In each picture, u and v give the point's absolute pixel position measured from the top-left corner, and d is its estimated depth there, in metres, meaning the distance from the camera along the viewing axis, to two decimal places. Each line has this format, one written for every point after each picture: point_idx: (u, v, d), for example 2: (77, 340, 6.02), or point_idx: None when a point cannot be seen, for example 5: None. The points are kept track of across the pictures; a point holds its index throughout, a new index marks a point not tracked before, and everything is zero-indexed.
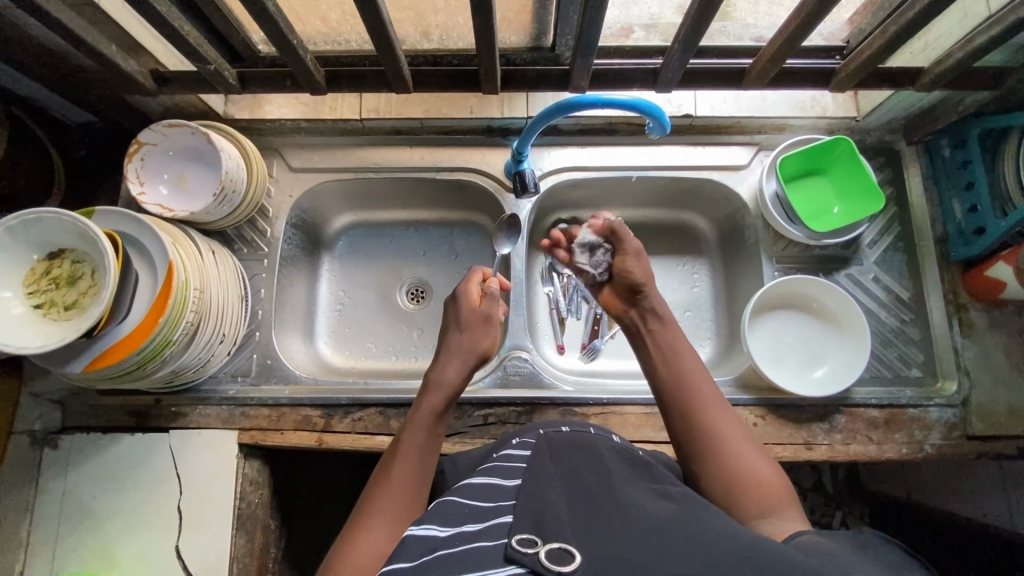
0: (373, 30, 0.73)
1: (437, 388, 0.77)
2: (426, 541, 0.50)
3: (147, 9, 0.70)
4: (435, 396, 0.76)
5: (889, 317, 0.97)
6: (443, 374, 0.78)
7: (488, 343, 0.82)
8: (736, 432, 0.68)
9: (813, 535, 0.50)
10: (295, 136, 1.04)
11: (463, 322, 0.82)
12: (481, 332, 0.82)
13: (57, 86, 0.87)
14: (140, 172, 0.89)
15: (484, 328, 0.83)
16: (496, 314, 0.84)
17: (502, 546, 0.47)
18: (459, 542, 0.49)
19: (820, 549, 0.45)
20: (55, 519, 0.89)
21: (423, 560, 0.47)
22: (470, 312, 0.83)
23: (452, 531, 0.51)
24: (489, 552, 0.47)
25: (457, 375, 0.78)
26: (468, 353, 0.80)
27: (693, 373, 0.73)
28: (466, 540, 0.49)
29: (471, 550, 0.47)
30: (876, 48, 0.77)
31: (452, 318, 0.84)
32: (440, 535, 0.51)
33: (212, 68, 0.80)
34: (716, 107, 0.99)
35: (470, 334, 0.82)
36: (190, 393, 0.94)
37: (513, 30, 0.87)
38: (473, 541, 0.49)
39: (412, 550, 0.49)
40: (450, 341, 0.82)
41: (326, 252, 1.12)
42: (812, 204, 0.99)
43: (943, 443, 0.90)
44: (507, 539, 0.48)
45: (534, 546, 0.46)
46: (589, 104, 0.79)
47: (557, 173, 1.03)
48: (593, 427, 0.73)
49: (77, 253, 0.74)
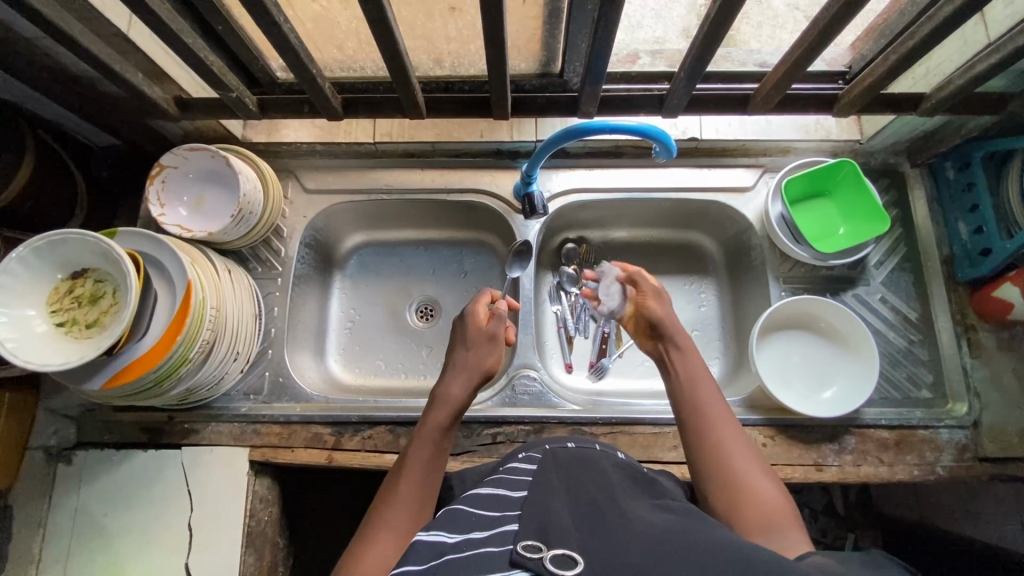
0: (390, 59, 0.76)
1: (443, 403, 0.78)
2: (435, 547, 0.51)
3: (175, 41, 0.73)
4: (441, 411, 0.77)
5: (897, 338, 0.97)
6: (448, 390, 0.79)
7: (495, 358, 0.83)
8: (744, 451, 0.70)
9: (823, 554, 0.50)
10: (310, 159, 1.07)
11: (469, 340, 0.84)
12: (486, 349, 0.83)
13: (83, 111, 0.91)
14: (161, 194, 0.91)
15: (489, 345, 0.83)
16: (501, 332, 0.84)
17: (507, 551, 0.48)
18: (466, 547, 0.50)
19: (833, 568, 0.46)
20: (67, 535, 0.90)
21: (432, 564, 0.48)
22: (477, 331, 0.84)
23: (460, 537, 0.52)
24: (495, 556, 0.47)
25: (463, 391, 0.79)
26: (473, 369, 0.81)
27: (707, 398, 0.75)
28: (473, 546, 0.50)
29: (478, 554, 0.48)
30: (879, 74, 0.79)
31: (459, 336, 0.85)
32: (447, 541, 0.51)
33: (234, 94, 0.83)
34: (721, 130, 1.01)
35: (474, 352, 0.83)
36: (203, 410, 0.95)
37: (523, 58, 0.89)
38: (479, 547, 0.49)
39: (422, 555, 0.50)
40: (457, 358, 0.83)
41: (337, 271, 1.14)
42: (818, 225, 1.00)
43: (955, 464, 0.90)
44: (514, 544, 0.48)
45: (539, 551, 0.46)
46: (598, 130, 0.81)
47: (566, 194, 1.05)
48: (599, 445, 0.74)
49: (100, 274, 0.77)
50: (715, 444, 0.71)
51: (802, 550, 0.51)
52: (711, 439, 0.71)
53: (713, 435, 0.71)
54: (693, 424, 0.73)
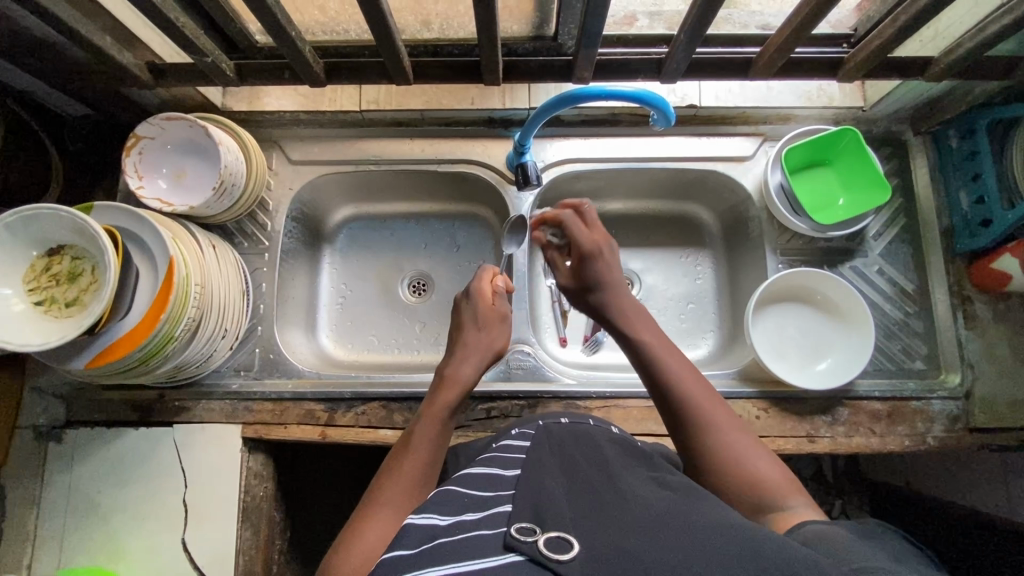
0: (374, 21, 0.72)
1: (452, 384, 0.76)
2: (428, 529, 0.50)
3: (141, 2, 0.68)
4: (449, 392, 0.75)
5: (893, 310, 0.96)
6: (459, 372, 0.78)
7: (501, 339, 0.83)
8: (732, 423, 0.65)
9: (825, 523, 0.51)
10: (294, 128, 1.03)
11: (473, 320, 0.83)
12: (498, 331, 0.83)
13: (52, 79, 0.86)
14: (138, 166, 0.88)
15: (498, 326, 0.84)
16: (507, 310, 0.86)
17: (502, 534, 0.47)
18: (460, 530, 0.49)
19: (827, 543, 0.46)
20: (61, 512, 0.90)
21: (425, 548, 0.47)
22: (488, 309, 0.84)
23: (454, 520, 0.51)
24: (490, 540, 0.47)
25: (472, 374, 0.78)
26: (485, 350, 0.81)
27: (684, 378, 0.68)
28: (467, 528, 0.49)
29: (472, 538, 0.47)
30: (886, 37, 0.75)
31: (467, 316, 0.83)
32: (440, 524, 0.51)
33: (209, 60, 0.79)
34: (721, 97, 0.98)
35: (486, 333, 0.82)
36: (194, 388, 0.94)
37: (515, 19, 0.84)
38: (474, 530, 0.49)
39: (414, 539, 0.49)
40: (465, 339, 0.81)
41: (326, 245, 1.11)
42: (817, 195, 0.97)
43: (945, 435, 0.91)
44: (507, 527, 0.48)
45: (534, 534, 0.46)
46: (593, 96, 0.78)
47: (560, 164, 1.02)
48: (594, 420, 0.73)
49: (76, 250, 0.74)
50: (701, 416, 0.65)
51: (803, 522, 0.52)
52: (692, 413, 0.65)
53: (696, 407, 0.65)
54: (669, 399, 0.67)
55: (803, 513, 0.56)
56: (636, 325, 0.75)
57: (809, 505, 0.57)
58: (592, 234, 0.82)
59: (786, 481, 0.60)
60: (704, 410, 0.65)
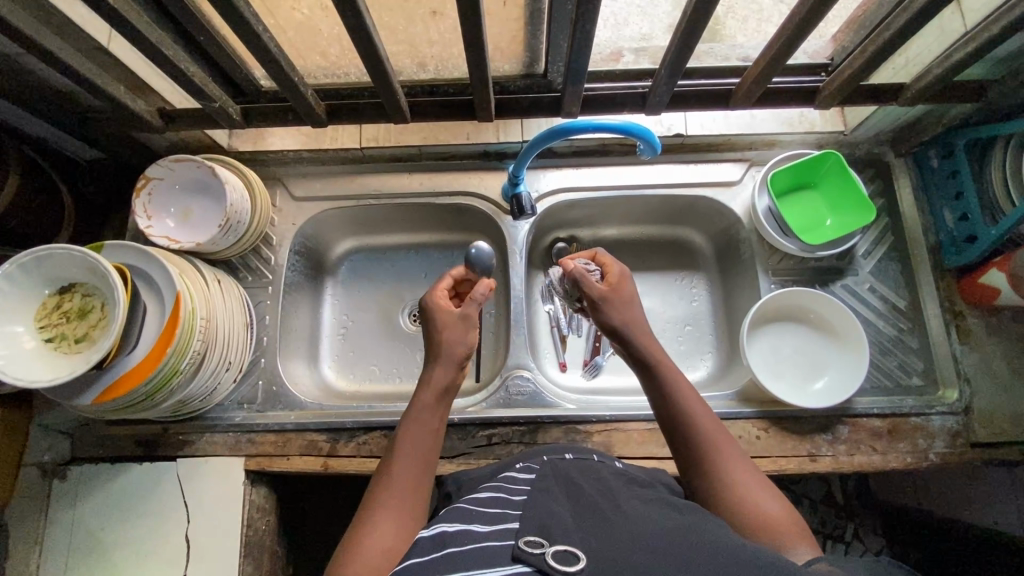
0: (371, 64, 0.76)
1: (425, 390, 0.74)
2: (436, 539, 0.52)
3: (154, 53, 0.72)
4: (426, 397, 0.73)
5: (887, 327, 0.97)
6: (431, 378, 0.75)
7: (470, 339, 0.79)
8: (733, 450, 0.66)
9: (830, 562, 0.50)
10: (297, 166, 1.07)
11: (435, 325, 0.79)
12: (460, 333, 0.78)
13: (67, 126, 0.90)
14: (148, 206, 0.91)
15: (461, 326, 0.78)
16: (474, 314, 0.80)
17: (509, 547, 0.48)
18: (466, 540, 0.50)
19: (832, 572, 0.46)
20: (65, 551, 0.90)
21: (434, 556, 0.49)
22: (445, 316, 0.79)
23: (461, 527, 0.53)
24: (497, 551, 0.47)
25: (447, 377, 0.75)
26: (452, 354, 0.76)
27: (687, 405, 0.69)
28: (474, 539, 0.50)
29: (479, 548, 0.48)
30: (858, 66, 0.79)
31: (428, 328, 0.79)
32: (447, 531, 0.53)
33: (217, 105, 0.84)
34: (705, 126, 1.02)
35: (451, 337, 0.77)
36: (197, 421, 0.95)
37: (506, 59, 0.89)
38: (482, 540, 0.50)
39: (424, 550, 0.51)
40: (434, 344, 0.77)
41: (328, 278, 1.14)
42: (805, 216, 1.00)
43: (948, 451, 0.90)
44: (515, 540, 0.49)
45: (541, 547, 0.47)
46: (581, 129, 0.81)
47: (555, 194, 1.05)
48: (598, 455, 0.74)
49: (87, 288, 0.76)
50: (703, 439, 0.66)
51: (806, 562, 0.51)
52: (693, 431, 0.67)
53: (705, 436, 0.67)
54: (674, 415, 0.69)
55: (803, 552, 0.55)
56: (647, 341, 0.75)
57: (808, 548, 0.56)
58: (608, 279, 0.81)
59: (792, 519, 0.59)
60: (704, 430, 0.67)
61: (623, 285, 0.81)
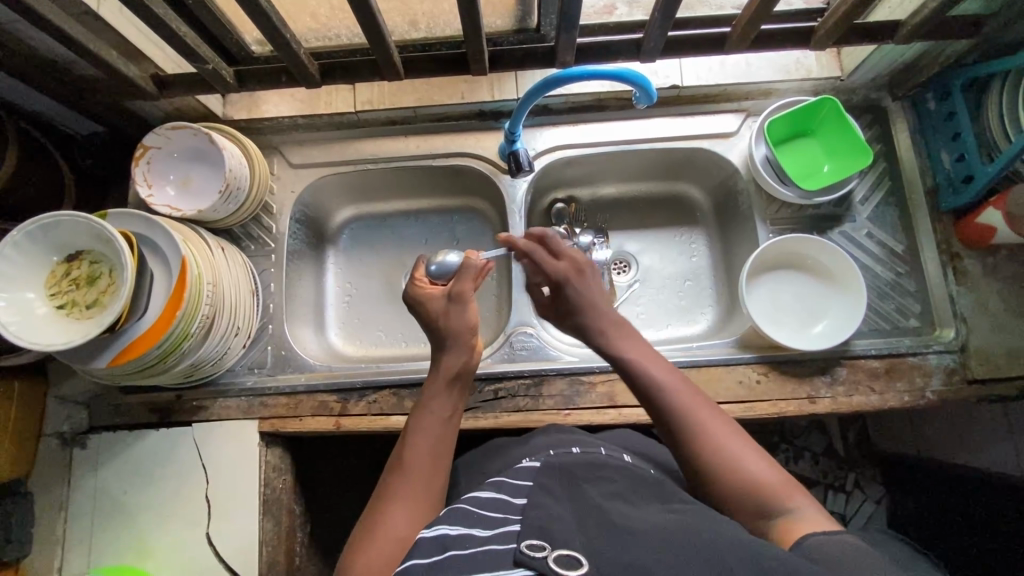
0: (362, 17, 0.75)
1: (437, 378, 0.76)
2: (439, 541, 0.52)
3: (145, 13, 0.72)
4: (438, 384, 0.75)
5: (884, 271, 0.99)
6: (444, 365, 0.76)
7: (471, 317, 0.79)
8: (714, 418, 0.64)
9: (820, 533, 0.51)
10: (293, 133, 1.07)
11: (438, 313, 0.79)
12: (461, 313, 0.78)
13: (61, 98, 0.90)
14: (148, 175, 0.92)
15: (457, 308, 0.78)
16: (467, 293, 0.79)
17: (511, 550, 0.49)
18: (469, 544, 0.51)
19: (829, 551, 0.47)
20: (89, 514, 0.93)
21: (437, 560, 0.49)
22: (437, 304, 0.79)
23: (462, 530, 0.53)
24: (500, 558, 0.48)
25: (462, 361, 0.76)
26: (462, 333, 0.77)
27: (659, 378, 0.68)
28: (477, 543, 0.51)
29: (481, 555, 0.49)
30: (852, 2, 0.78)
31: (425, 315, 0.80)
32: (449, 534, 0.53)
33: (210, 66, 0.83)
34: (702, 76, 1.01)
35: (454, 319, 0.78)
36: (209, 387, 0.97)
37: (498, 14, 0.90)
38: (484, 544, 0.51)
39: (425, 551, 0.51)
40: (446, 324, 0.78)
41: (330, 246, 1.15)
42: (802, 164, 1.01)
43: (944, 388, 0.93)
44: (518, 543, 0.49)
45: (543, 550, 0.47)
46: (575, 77, 0.81)
47: (553, 151, 1.05)
48: (604, 448, 0.76)
49: (94, 254, 0.78)
50: (682, 411, 0.65)
51: (803, 537, 0.52)
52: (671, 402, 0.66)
53: (681, 407, 0.65)
54: (658, 406, 0.66)
55: (803, 515, 0.56)
56: (614, 334, 0.74)
57: (809, 504, 0.57)
58: (557, 263, 0.79)
59: (784, 479, 0.59)
60: (692, 411, 0.64)
61: (581, 276, 0.79)
